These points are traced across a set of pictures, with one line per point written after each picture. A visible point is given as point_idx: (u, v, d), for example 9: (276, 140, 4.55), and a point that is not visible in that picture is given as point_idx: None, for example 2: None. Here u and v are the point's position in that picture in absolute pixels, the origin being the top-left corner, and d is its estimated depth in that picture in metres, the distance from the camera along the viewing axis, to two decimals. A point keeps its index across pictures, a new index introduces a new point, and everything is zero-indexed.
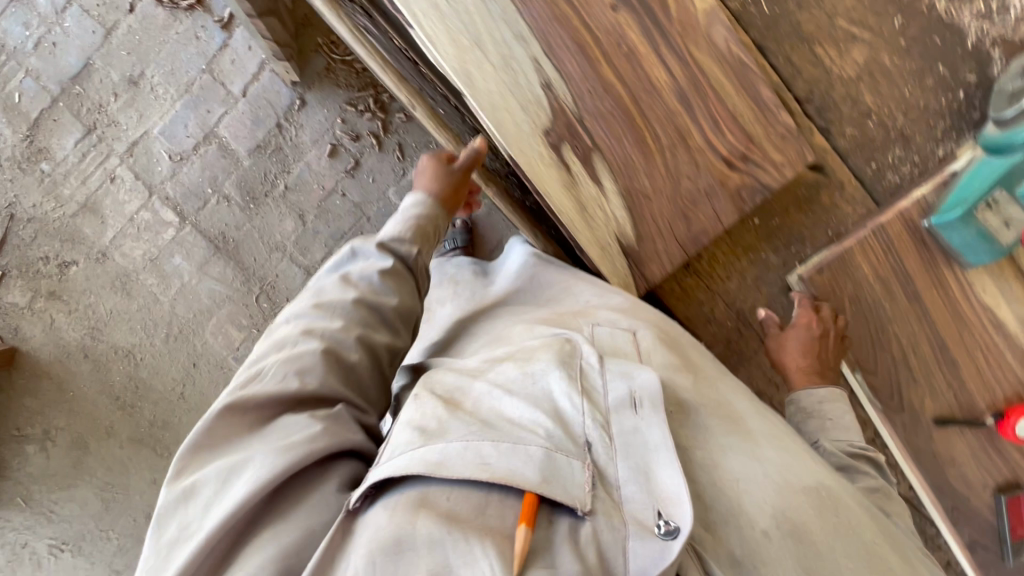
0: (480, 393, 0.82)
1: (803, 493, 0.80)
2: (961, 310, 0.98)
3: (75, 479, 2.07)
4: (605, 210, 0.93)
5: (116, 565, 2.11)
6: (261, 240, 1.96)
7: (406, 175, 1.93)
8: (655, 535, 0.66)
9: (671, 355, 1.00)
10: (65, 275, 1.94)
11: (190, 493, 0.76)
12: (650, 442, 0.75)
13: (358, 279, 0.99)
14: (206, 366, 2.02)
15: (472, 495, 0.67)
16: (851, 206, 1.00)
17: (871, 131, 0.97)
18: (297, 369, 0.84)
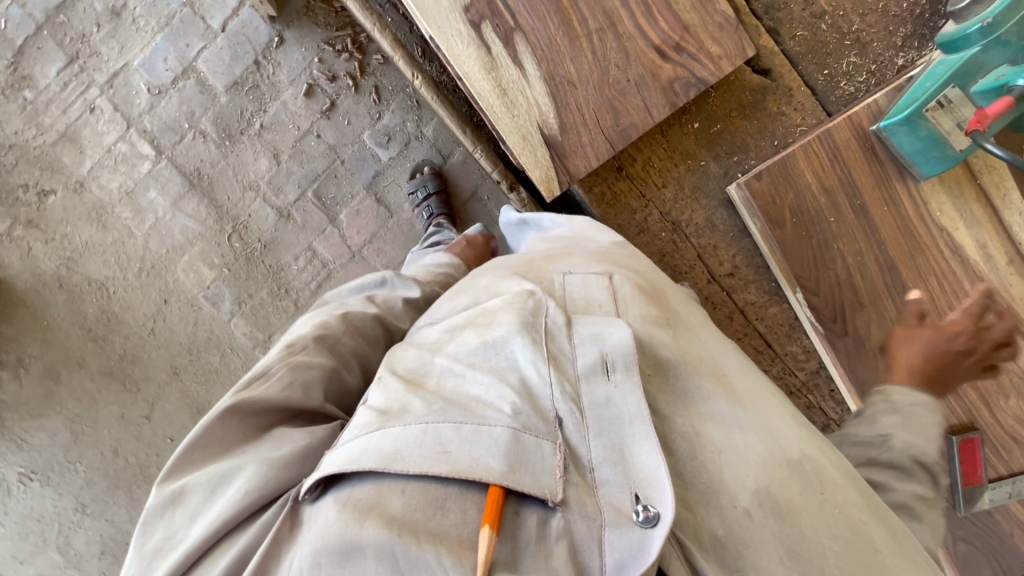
0: (442, 370, 0.77)
1: (786, 466, 0.72)
2: (912, 231, 1.13)
3: (46, 408, 2.09)
4: (528, 96, 1.05)
5: (82, 498, 2.13)
6: (235, 178, 1.96)
7: (380, 119, 1.92)
8: (634, 523, 0.63)
9: (652, 308, 0.86)
10: (44, 204, 1.97)
11: (176, 499, 0.76)
12: (625, 414, 0.71)
13: (381, 299, 1.15)
14: (177, 303, 2.04)
15: (427, 489, 0.63)
16: (796, 110, 1.18)
17: (821, 33, 1.14)
18: (302, 382, 0.85)
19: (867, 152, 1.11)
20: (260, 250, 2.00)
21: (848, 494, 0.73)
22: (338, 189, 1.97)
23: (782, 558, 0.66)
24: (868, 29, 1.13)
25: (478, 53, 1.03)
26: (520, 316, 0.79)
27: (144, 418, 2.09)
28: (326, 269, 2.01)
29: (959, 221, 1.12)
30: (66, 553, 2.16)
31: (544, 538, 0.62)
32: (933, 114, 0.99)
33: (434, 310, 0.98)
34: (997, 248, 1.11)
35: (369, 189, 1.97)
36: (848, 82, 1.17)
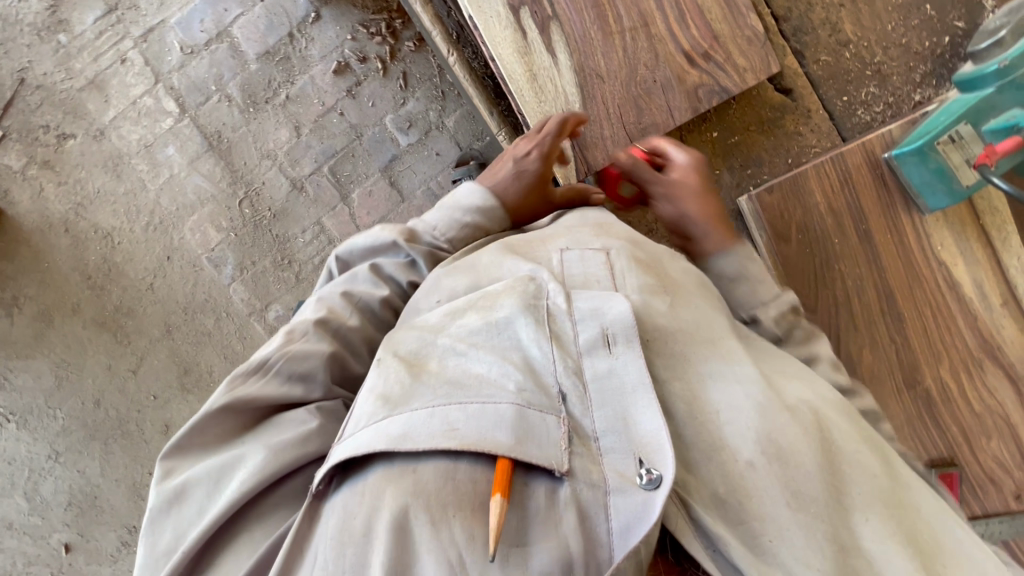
0: (444, 349, 0.74)
1: (787, 411, 0.74)
2: (911, 259, 1.16)
3: (33, 351, 2.08)
4: (557, 85, 1.13)
5: (57, 446, 2.11)
6: (254, 145, 1.99)
7: (404, 104, 1.95)
8: (639, 487, 0.62)
9: (647, 277, 0.87)
10: (62, 147, 1.99)
11: (174, 502, 0.71)
12: (627, 384, 0.70)
13: (389, 278, 0.95)
14: (179, 262, 2.04)
15: (437, 464, 0.62)
16: (813, 132, 1.26)
17: (843, 60, 1.24)
18: (303, 373, 0.79)
19: (877, 178, 1.17)
20: (269, 219, 2.01)
21: (840, 428, 0.76)
22: (353, 168, 1.99)
23: (788, 502, 0.67)
24: (889, 63, 1.22)
25: (514, 37, 1.13)
26: (522, 299, 0.78)
27: (130, 372, 2.08)
28: (332, 245, 2.01)
29: (959, 258, 1.15)
30: (31, 500, 2.13)
31: (553, 507, 0.62)
32: (944, 147, 1.06)
33: (427, 287, 0.90)
34: (991, 286, 1.14)
35: (384, 171, 1.99)
36: (866, 111, 1.25)
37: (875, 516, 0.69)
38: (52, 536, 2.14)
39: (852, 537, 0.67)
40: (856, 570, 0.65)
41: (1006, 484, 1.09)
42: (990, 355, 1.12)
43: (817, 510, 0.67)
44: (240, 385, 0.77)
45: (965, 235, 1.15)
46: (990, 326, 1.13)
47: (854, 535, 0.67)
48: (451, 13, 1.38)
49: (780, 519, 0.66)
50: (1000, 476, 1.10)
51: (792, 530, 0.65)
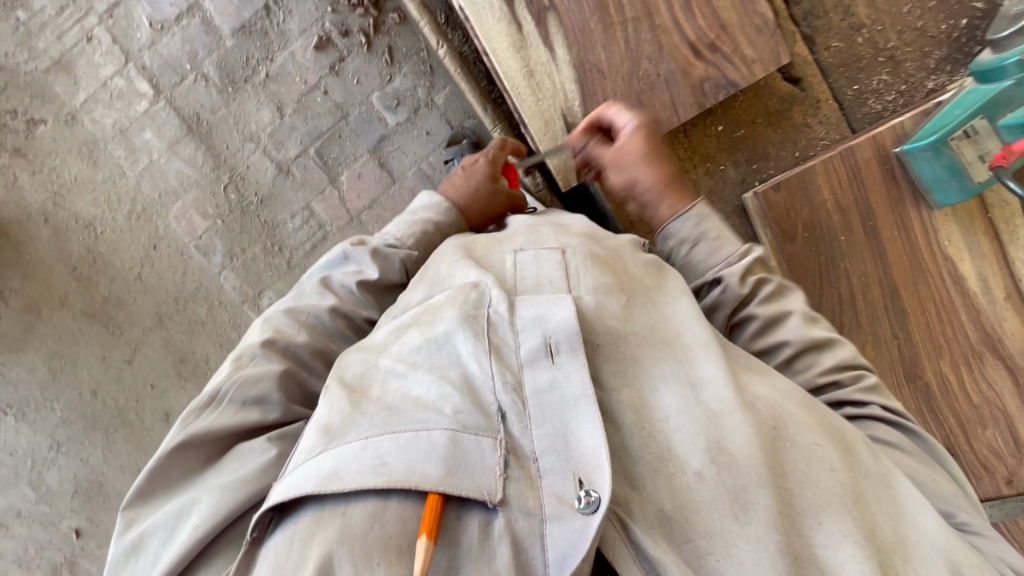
0: (385, 371, 0.77)
1: (739, 410, 0.74)
2: (916, 254, 1.19)
3: (25, 344, 2.05)
4: (555, 82, 1.14)
5: (58, 436, 2.12)
6: (235, 127, 1.90)
7: (391, 82, 1.86)
8: (576, 511, 0.62)
9: (604, 275, 0.88)
10: (33, 133, 1.90)
11: (139, 545, 0.77)
12: (568, 398, 0.70)
13: (337, 286, 1.05)
14: (166, 250, 1.99)
15: (367, 504, 0.62)
16: (821, 125, 1.32)
17: (857, 45, 1.26)
18: (255, 398, 0.85)
19: (887, 173, 1.20)
20: (256, 204, 1.95)
21: (796, 422, 0.76)
22: (341, 150, 1.92)
23: (736, 516, 0.66)
24: (903, 48, 1.24)
25: (509, 29, 1.12)
26: (462, 309, 0.81)
27: (125, 362, 2.06)
28: (322, 230, 1.97)
29: (965, 252, 1.16)
30: (38, 489, 2.15)
31: (487, 541, 0.62)
32: (957, 142, 1.10)
33: (396, 305, 0.96)
34: (995, 279, 1.14)
35: (373, 152, 1.92)
36: (876, 100, 1.28)
37: (835, 514, 0.68)
38: (62, 522, 2.17)
39: (806, 545, 0.67)
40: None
41: (1001, 472, 1.13)
42: (990, 348, 1.14)
43: (767, 518, 0.66)
44: (192, 424, 0.83)
45: (973, 230, 1.16)
46: (993, 318, 1.14)
47: (806, 542, 0.67)
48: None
49: (728, 534, 0.66)
50: (993, 462, 1.13)
51: (741, 545, 0.65)
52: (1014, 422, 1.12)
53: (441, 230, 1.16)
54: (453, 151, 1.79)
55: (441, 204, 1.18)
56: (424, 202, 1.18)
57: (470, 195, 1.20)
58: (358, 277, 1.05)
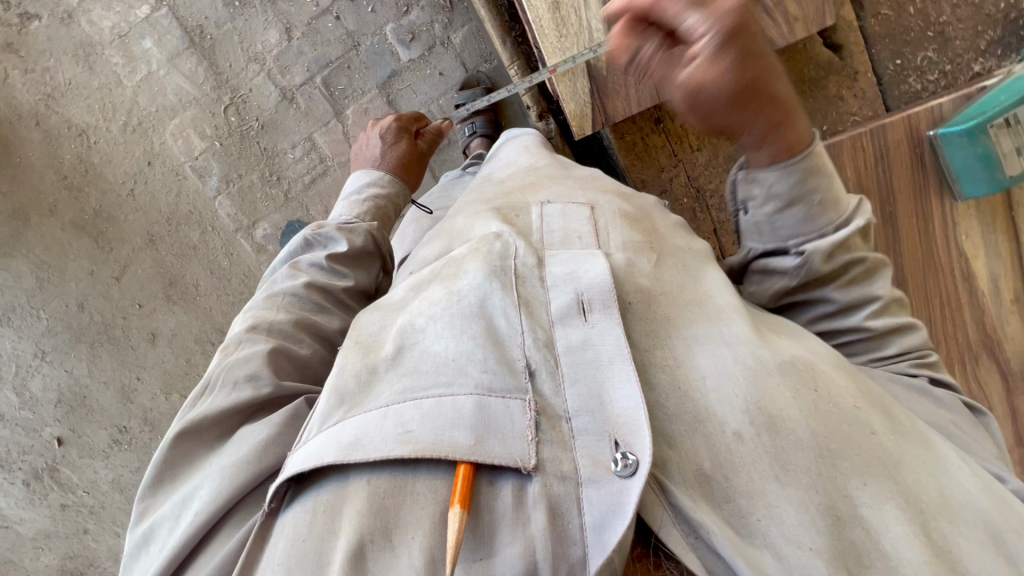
0: (403, 326, 0.72)
1: (776, 372, 0.65)
2: (937, 249, 1.12)
3: (12, 250, 2.01)
4: (580, 17, 1.06)
5: (42, 346, 2.10)
6: (240, 46, 1.81)
7: (407, 14, 1.77)
8: (612, 474, 0.57)
9: (632, 234, 0.83)
10: (26, 28, 1.80)
11: (149, 536, 0.71)
12: (603, 357, 0.65)
13: (307, 266, 0.99)
14: (161, 168, 1.93)
15: (393, 476, 0.58)
16: (855, 102, 1.23)
17: (907, 16, 1.17)
18: (246, 377, 0.78)
19: (915, 157, 1.12)
20: (257, 130, 1.88)
21: (836, 382, 0.66)
22: (349, 82, 1.84)
23: (777, 476, 0.58)
24: (955, 24, 1.14)
25: None
26: (486, 260, 0.76)
27: (113, 280, 2.04)
28: (323, 164, 1.91)
29: (981, 248, 1.10)
30: (21, 395, 2.16)
31: (521, 508, 0.57)
32: (996, 131, 1.02)
33: (411, 261, 0.95)
34: (1007, 280, 1.08)
35: (381, 88, 1.83)
36: (918, 78, 1.19)
37: (876, 477, 0.58)
38: (44, 430, 2.19)
39: (851, 506, 0.57)
40: (853, 544, 0.55)
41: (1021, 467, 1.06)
42: (987, 350, 1.09)
43: (810, 480, 0.58)
44: (193, 411, 0.78)
45: (993, 228, 1.09)
46: (994, 319, 1.09)
47: (848, 501, 0.57)
48: None
49: (770, 495, 0.57)
50: None
51: (785, 507, 0.56)
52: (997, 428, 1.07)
53: (391, 200, 1.21)
54: (467, 91, 1.74)
55: (382, 178, 1.23)
56: (358, 183, 1.22)
57: (400, 160, 1.27)
58: (326, 253, 1.01)
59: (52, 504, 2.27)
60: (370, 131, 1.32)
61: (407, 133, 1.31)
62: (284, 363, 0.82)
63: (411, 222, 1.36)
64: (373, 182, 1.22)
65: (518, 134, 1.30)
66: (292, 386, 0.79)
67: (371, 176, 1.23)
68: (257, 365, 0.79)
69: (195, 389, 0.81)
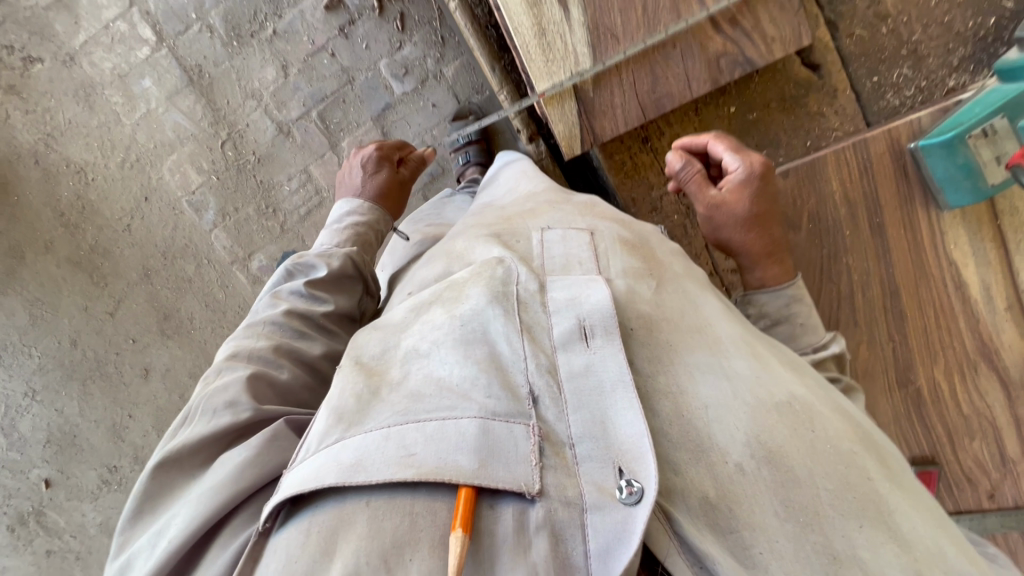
0: (407, 353, 0.71)
1: (773, 410, 0.65)
2: (927, 265, 1.13)
3: (7, 287, 2.01)
4: (566, 43, 1.06)
5: (33, 384, 2.07)
6: (238, 83, 1.86)
7: (400, 49, 1.81)
8: (618, 502, 0.55)
9: (632, 260, 0.84)
10: (28, 71, 1.84)
11: (125, 569, 0.68)
12: (605, 383, 0.65)
13: (288, 295, 0.99)
14: (158, 203, 1.95)
15: (394, 499, 0.55)
16: (839, 120, 1.27)
17: (881, 37, 1.20)
18: (226, 403, 0.76)
19: (898, 168, 1.13)
20: (253, 164, 1.91)
21: (831, 423, 0.67)
22: (344, 115, 1.88)
23: (777, 511, 0.57)
24: (928, 42, 1.18)
25: None
26: (490, 286, 0.76)
27: (108, 315, 2.02)
28: (319, 196, 1.94)
29: (970, 257, 1.10)
30: (10, 436, 2.12)
31: (523, 533, 0.54)
32: (974, 142, 1.01)
33: (412, 279, 0.96)
34: (998, 286, 1.08)
35: (376, 121, 1.89)
36: (895, 94, 1.23)
37: (869, 522, 0.58)
38: (32, 472, 2.14)
39: (849, 546, 0.56)
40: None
41: None
42: (985, 358, 1.09)
43: (802, 518, 0.57)
44: (174, 441, 0.76)
45: (980, 236, 1.09)
46: (989, 327, 1.09)
47: (847, 541, 0.57)
48: None
49: (769, 529, 0.56)
50: (976, 476, 1.12)
51: (781, 540, 0.56)
52: (1003, 438, 1.09)
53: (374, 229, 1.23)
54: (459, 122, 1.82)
55: (365, 206, 1.25)
56: (341, 215, 1.23)
57: (384, 189, 1.30)
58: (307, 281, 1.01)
59: (37, 550, 2.18)
60: (348, 164, 1.33)
61: (388, 162, 1.32)
62: (265, 390, 0.81)
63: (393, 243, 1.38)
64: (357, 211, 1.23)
65: (508, 157, 1.34)
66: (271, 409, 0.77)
67: (356, 204, 1.24)
68: (235, 389, 0.77)
69: (181, 417, 0.80)
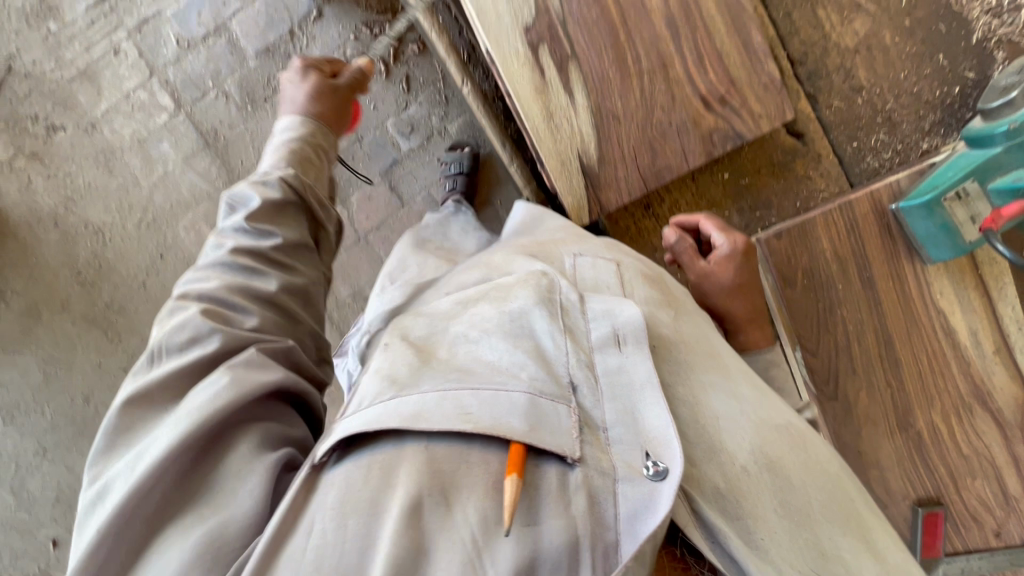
0: (454, 338, 0.84)
1: (773, 432, 0.84)
2: (916, 314, 1.19)
3: (22, 346, 2.04)
4: (573, 125, 1.15)
5: (45, 442, 2.08)
6: (252, 145, 1.95)
7: (406, 108, 1.92)
8: (644, 477, 0.70)
9: (651, 291, 0.99)
10: (51, 139, 1.93)
11: (104, 492, 0.78)
12: (635, 381, 0.79)
13: (229, 232, 1.01)
14: (173, 260, 2.01)
15: (452, 446, 0.69)
16: (825, 182, 1.34)
17: (858, 106, 1.30)
18: (189, 338, 0.88)
19: (882, 228, 1.20)
20: None
21: (811, 444, 0.88)
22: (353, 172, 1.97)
23: (776, 509, 0.76)
24: (901, 110, 1.28)
25: (532, 75, 1.12)
26: (536, 291, 0.89)
27: (121, 370, 2.05)
28: None
29: (956, 305, 1.17)
30: (19, 495, 2.11)
31: (564, 489, 0.68)
32: (949, 204, 1.08)
33: (448, 282, 1.06)
34: (984, 332, 1.16)
35: (384, 175, 1.97)
36: (875, 158, 1.31)
37: (847, 529, 0.80)
38: (39, 531, 2.12)
39: (828, 540, 0.78)
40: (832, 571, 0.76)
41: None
42: (979, 401, 1.16)
43: (794, 518, 0.77)
44: (141, 378, 0.86)
45: (963, 285, 1.17)
46: (980, 371, 1.16)
47: (830, 539, 0.78)
48: (461, 33, 1.30)
49: (771, 522, 0.75)
50: (983, 515, 1.15)
51: (779, 530, 0.75)
52: (1003, 474, 1.14)
53: (308, 139, 1.18)
54: (453, 155, 1.91)
55: (299, 119, 1.20)
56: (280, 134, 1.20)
57: (317, 99, 1.23)
58: (243, 213, 1.01)
59: None
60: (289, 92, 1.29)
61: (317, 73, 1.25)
62: (219, 322, 0.90)
63: (396, 260, 1.41)
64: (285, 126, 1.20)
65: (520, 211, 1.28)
66: (238, 334, 0.90)
67: (289, 118, 1.21)
68: (191, 324, 0.88)
69: (141, 360, 0.90)
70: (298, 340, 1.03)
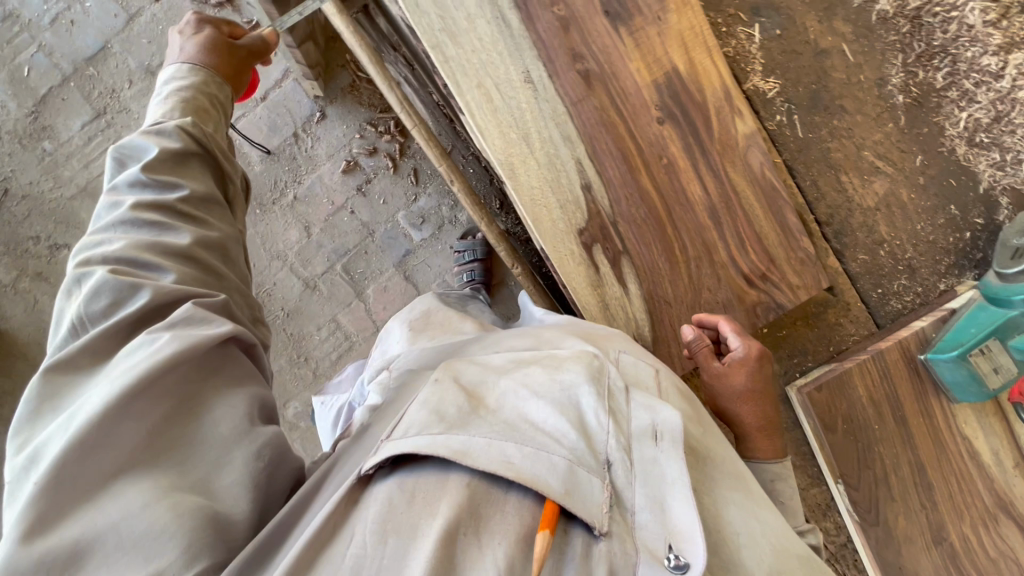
0: (505, 390, 0.77)
1: (797, 559, 0.77)
2: (945, 442, 1.32)
3: None
4: (628, 312, 1.20)
5: None
6: (263, 247, 1.95)
7: (416, 201, 1.95)
8: (666, 568, 0.65)
9: (684, 406, 0.92)
10: (55, 257, 1.88)
11: (31, 460, 0.63)
12: (667, 476, 0.72)
13: (124, 186, 0.85)
14: None
15: (493, 488, 0.65)
16: (853, 326, 1.45)
17: (880, 258, 1.42)
18: (111, 300, 0.75)
19: (911, 372, 1.34)
20: (282, 318, 1.98)
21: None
22: (367, 266, 1.98)
23: None
24: (918, 259, 1.41)
25: (588, 271, 1.17)
26: (588, 367, 0.80)
27: None
28: (348, 341, 1.99)
29: (979, 430, 1.32)
30: None
31: (587, 561, 0.63)
32: (975, 358, 1.22)
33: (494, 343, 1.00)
34: (1005, 452, 1.31)
35: (398, 267, 1.98)
36: (898, 300, 1.43)
37: None
38: None
39: None
40: None
41: None
42: (1004, 510, 1.29)
43: None
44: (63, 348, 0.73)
45: (985, 413, 1.33)
46: (1004, 484, 1.30)
47: None
48: (491, 181, 1.52)
49: None
50: None
51: None
52: None
53: (202, 91, 0.98)
54: (466, 242, 1.90)
55: (186, 68, 1.00)
56: (158, 82, 0.99)
57: (213, 48, 1.04)
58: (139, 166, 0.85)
59: None
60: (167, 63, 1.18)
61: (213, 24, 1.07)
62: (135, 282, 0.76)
63: (416, 303, 1.47)
64: (174, 72, 0.99)
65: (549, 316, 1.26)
66: (166, 290, 0.76)
67: (180, 65, 1.00)
68: (107, 287, 0.74)
69: (60, 336, 0.75)
70: (228, 296, 0.87)
